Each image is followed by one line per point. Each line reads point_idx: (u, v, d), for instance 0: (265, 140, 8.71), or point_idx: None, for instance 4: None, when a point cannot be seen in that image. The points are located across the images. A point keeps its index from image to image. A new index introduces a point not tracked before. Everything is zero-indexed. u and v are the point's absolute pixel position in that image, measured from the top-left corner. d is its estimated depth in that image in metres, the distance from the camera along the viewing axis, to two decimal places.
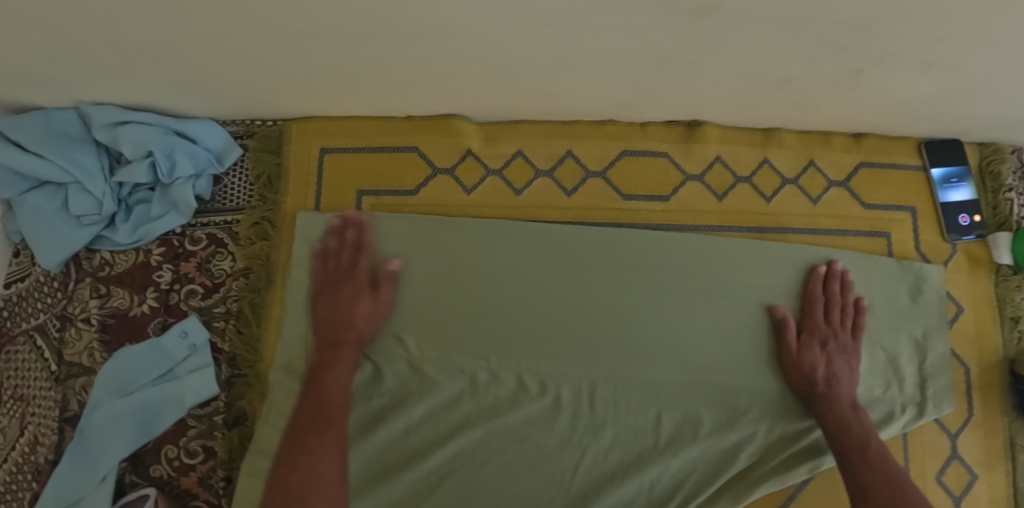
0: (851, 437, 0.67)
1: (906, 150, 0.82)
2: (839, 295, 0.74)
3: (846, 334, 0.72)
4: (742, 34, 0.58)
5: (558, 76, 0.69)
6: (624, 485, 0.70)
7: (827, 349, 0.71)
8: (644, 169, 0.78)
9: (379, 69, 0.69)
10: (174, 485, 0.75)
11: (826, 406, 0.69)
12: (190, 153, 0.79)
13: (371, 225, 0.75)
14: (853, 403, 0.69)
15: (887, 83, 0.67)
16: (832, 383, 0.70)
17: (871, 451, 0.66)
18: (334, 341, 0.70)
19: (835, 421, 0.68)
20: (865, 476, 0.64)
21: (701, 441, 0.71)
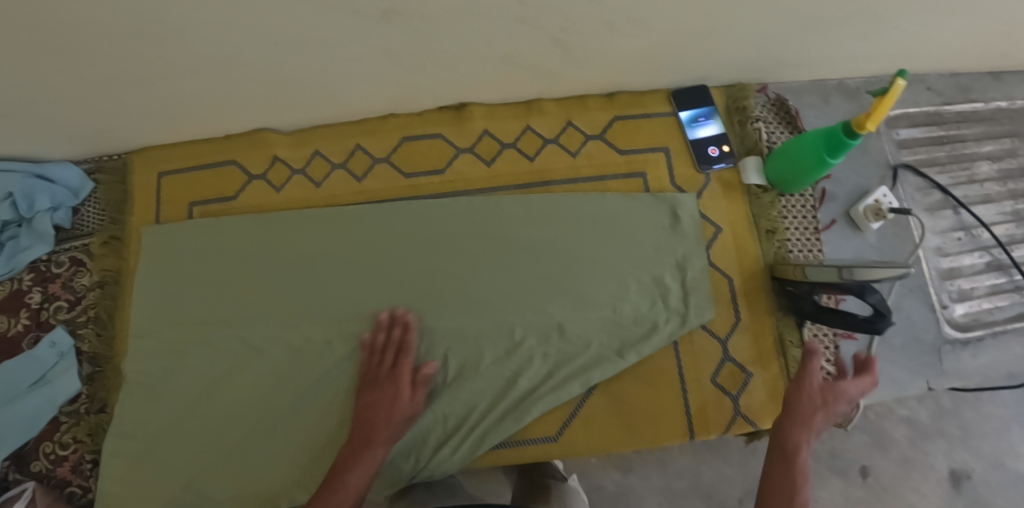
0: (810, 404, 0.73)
1: (657, 100, 0.93)
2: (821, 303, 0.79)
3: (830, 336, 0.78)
4: (433, 24, 0.71)
5: (322, 82, 0.82)
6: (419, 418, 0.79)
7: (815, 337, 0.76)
8: (423, 150, 0.91)
9: (180, 99, 0.83)
10: (50, 476, 0.86)
11: (795, 405, 0.73)
12: (49, 191, 0.92)
13: (417, 327, 0.82)
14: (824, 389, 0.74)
15: (594, 46, 0.79)
16: (835, 393, 0.74)
17: (802, 426, 0.71)
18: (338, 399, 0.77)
19: (808, 395, 0.73)
20: (796, 440, 0.71)
21: (485, 373, 0.81)
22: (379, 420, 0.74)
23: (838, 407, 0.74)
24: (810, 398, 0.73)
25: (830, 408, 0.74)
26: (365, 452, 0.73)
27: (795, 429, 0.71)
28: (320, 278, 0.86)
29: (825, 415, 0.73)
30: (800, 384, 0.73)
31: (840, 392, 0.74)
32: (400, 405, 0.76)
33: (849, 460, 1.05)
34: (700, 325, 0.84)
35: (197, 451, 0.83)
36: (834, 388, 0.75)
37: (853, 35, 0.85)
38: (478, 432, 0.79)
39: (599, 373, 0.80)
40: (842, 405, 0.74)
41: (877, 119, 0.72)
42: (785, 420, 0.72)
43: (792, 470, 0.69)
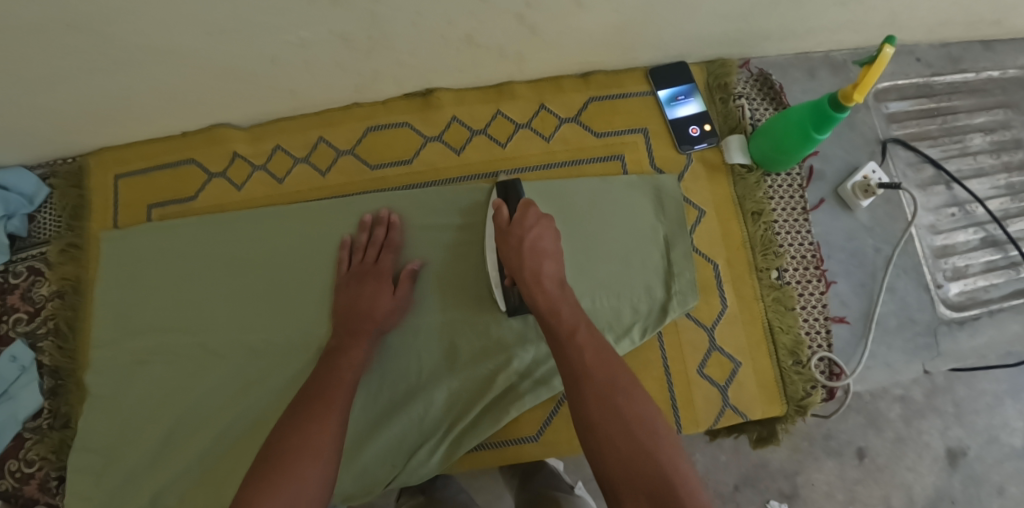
0: (579, 339, 0.64)
1: (635, 79, 0.88)
2: (528, 220, 0.74)
3: (551, 259, 0.72)
4: (385, 5, 0.66)
5: (275, 73, 0.78)
6: (359, 394, 0.77)
7: (533, 223, 0.74)
8: (388, 140, 0.85)
9: (124, 95, 0.78)
10: (17, 495, 0.84)
11: (516, 269, 0.71)
12: (3, 198, 0.88)
13: (401, 225, 0.81)
14: (533, 271, 0.70)
15: (560, 22, 0.75)
16: (516, 219, 0.74)
17: (591, 371, 0.61)
18: (353, 328, 0.73)
19: (546, 303, 0.68)
20: (586, 387, 0.60)
21: (424, 340, 0.79)
22: (366, 312, 0.74)
23: (539, 222, 0.74)
24: (505, 241, 0.73)
25: (532, 243, 0.72)
26: (352, 341, 0.73)
27: (591, 366, 0.62)
28: (286, 279, 0.83)
29: (535, 234, 0.73)
30: (534, 302, 0.68)
31: (519, 220, 0.74)
32: (382, 300, 0.75)
33: (843, 440, 1.01)
34: (684, 313, 0.81)
35: (161, 468, 0.79)
36: (517, 216, 0.74)
37: (834, 5, 0.79)
38: (456, 435, 0.76)
39: None
40: (529, 216, 0.74)
41: (864, 89, 0.67)
42: (556, 341, 0.65)
43: (603, 427, 0.58)
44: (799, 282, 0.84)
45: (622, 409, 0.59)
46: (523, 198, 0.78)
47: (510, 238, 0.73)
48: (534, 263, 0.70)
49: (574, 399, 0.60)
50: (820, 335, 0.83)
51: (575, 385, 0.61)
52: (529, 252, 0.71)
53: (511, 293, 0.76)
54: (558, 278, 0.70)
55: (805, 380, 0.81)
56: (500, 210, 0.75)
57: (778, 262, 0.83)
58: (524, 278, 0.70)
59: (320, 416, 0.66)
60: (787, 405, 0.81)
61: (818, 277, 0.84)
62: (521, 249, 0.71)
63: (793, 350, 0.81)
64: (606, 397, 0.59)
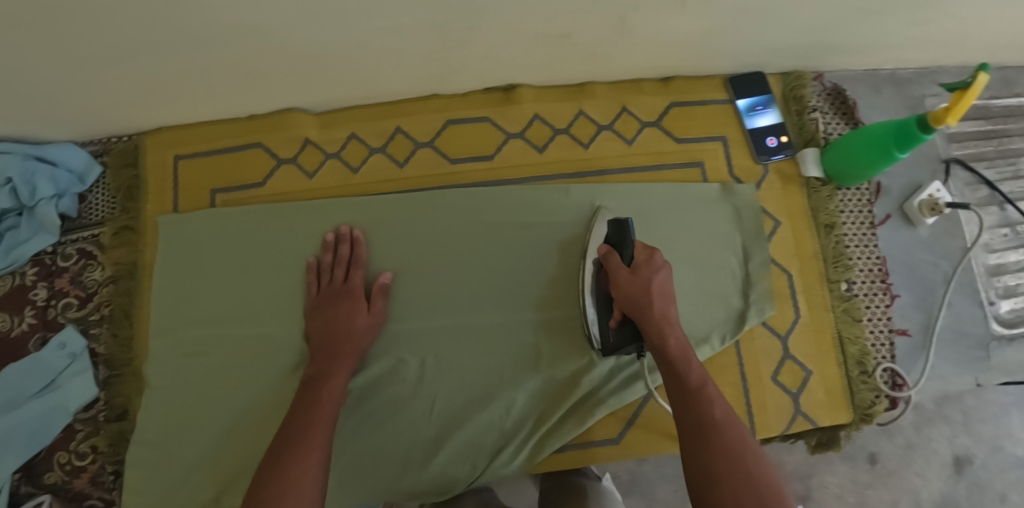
0: (705, 395, 0.58)
1: (714, 86, 0.88)
2: (648, 266, 0.67)
3: (671, 309, 0.65)
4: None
5: (359, 59, 0.75)
6: (442, 393, 0.77)
7: (637, 273, 0.67)
8: (468, 134, 0.84)
9: (197, 74, 0.75)
10: (66, 488, 0.81)
11: (637, 314, 0.64)
12: (51, 175, 0.85)
13: (366, 240, 0.80)
14: (665, 314, 0.64)
15: (656, 24, 0.74)
16: (642, 261, 0.68)
17: (721, 429, 0.56)
18: (334, 352, 0.71)
19: (678, 349, 0.62)
20: (722, 445, 0.55)
21: (506, 341, 0.78)
22: (345, 334, 0.72)
23: (667, 270, 0.67)
24: (630, 281, 0.66)
25: (661, 285, 0.66)
26: (333, 366, 0.70)
27: (718, 423, 0.56)
28: (361, 272, 0.81)
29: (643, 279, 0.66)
30: (661, 344, 0.62)
31: (641, 264, 0.67)
32: (359, 318, 0.73)
33: (857, 446, 1.04)
34: (759, 321, 0.82)
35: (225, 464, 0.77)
36: (640, 259, 0.68)
37: (909, 26, 0.81)
38: (540, 436, 0.76)
39: None
40: (655, 260, 0.67)
41: (957, 114, 0.67)
42: (682, 389, 0.59)
43: (731, 485, 0.52)
44: (866, 294, 0.86)
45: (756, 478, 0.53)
46: (638, 242, 0.70)
47: (637, 279, 0.66)
48: (655, 308, 0.64)
49: (695, 457, 0.55)
50: (885, 347, 0.85)
51: (702, 440, 0.55)
52: (646, 298, 0.65)
53: (609, 333, 0.71)
54: (682, 330, 0.64)
55: (871, 389, 0.83)
56: (614, 255, 0.69)
57: (848, 274, 0.85)
58: (648, 320, 0.63)
59: (300, 458, 0.60)
60: (853, 413, 0.82)
61: (883, 290, 0.86)
62: (650, 295, 0.65)
63: (860, 360, 0.83)
64: (738, 462, 0.54)
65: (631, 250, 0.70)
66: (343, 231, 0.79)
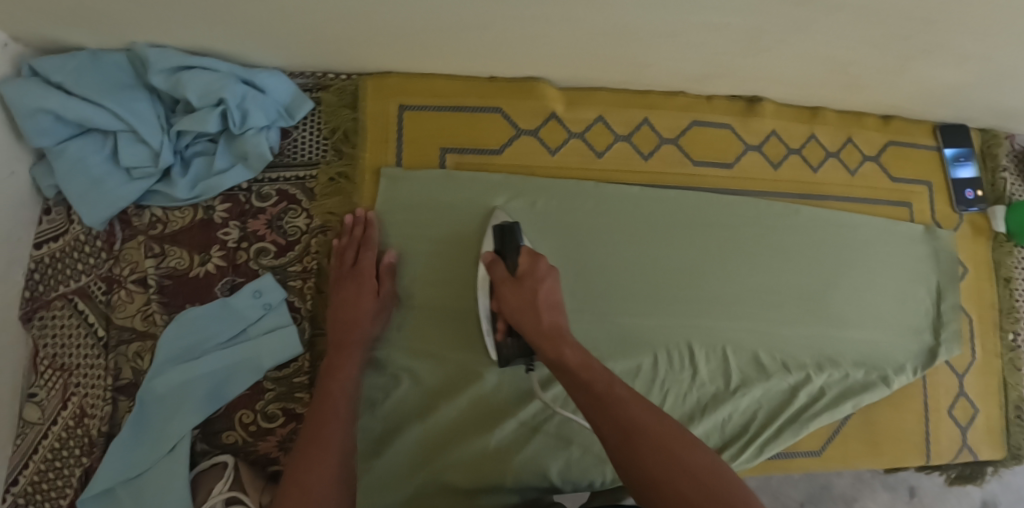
0: (608, 396, 0.58)
1: (924, 132, 0.91)
2: (542, 277, 0.68)
3: (563, 319, 0.67)
4: (825, 18, 0.66)
5: (645, 46, 0.73)
6: (671, 394, 0.78)
7: (529, 284, 0.67)
8: (711, 138, 0.84)
9: (480, 30, 0.70)
10: (249, 450, 0.76)
11: (529, 329, 0.65)
12: (262, 104, 0.77)
13: (378, 220, 0.76)
14: (558, 327, 0.65)
15: (931, 69, 0.77)
16: (528, 271, 0.68)
17: (645, 429, 0.55)
18: (341, 342, 0.69)
19: (576, 359, 0.61)
20: (648, 445, 0.54)
21: (736, 352, 0.81)
22: (349, 320, 0.70)
23: (550, 276, 0.68)
24: (516, 291, 0.67)
25: (546, 297, 0.67)
26: (340, 358, 0.68)
27: (635, 421, 0.55)
28: (598, 260, 0.79)
29: (528, 287, 0.67)
30: (558, 356, 0.62)
31: (523, 276, 0.68)
32: (366, 300, 0.71)
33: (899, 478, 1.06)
34: (945, 360, 0.87)
35: (443, 446, 0.73)
36: (524, 269, 0.69)
37: None
38: (758, 444, 0.79)
39: (871, 395, 0.83)
40: (540, 268, 0.68)
41: None
42: (590, 396, 0.58)
43: (670, 481, 0.52)
44: None
45: (692, 466, 0.53)
46: (522, 248, 0.71)
47: (522, 292, 0.67)
48: (545, 321, 0.65)
49: (629, 462, 0.54)
50: None
51: (627, 446, 0.54)
52: (520, 308, 0.66)
53: (500, 346, 0.72)
54: (572, 338, 0.64)
55: None
56: (495, 267, 0.70)
57: (1017, 325, 0.91)
58: (540, 340, 0.64)
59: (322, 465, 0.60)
60: (1006, 451, 0.90)
61: None
62: (537, 306, 0.66)
63: (1018, 404, 0.90)
64: (673, 454, 0.53)
65: (512, 257, 0.71)
66: (357, 216, 0.76)
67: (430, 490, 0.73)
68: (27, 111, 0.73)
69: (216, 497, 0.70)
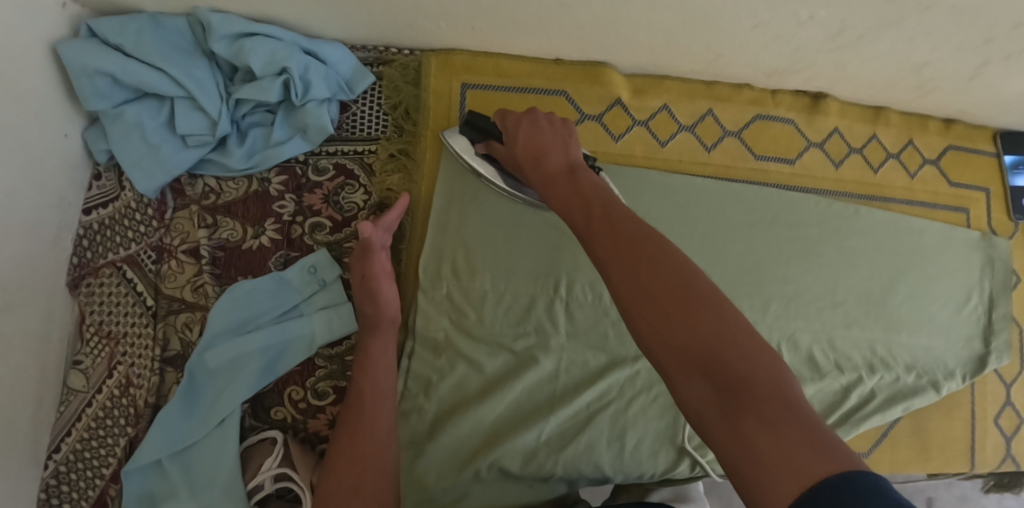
0: (605, 220, 0.50)
1: (986, 138, 0.90)
2: (517, 128, 0.65)
3: (562, 152, 0.61)
4: (917, 14, 0.64)
5: (724, 34, 0.71)
6: None
7: (516, 123, 0.65)
8: (774, 133, 0.84)
9: (560, 10, 0.68)
10: (299, 427, 0.75)
11: (532, 172, 0.62)
12: (325, 76, 0.75)
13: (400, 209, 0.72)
14: (539, 151, 0.61)
15: (1010, 74, 0.75)
16: (504, 117, 0.67)
17: (609, 221, 0.50)
18: (372, 329, 0.70)
19: (555, 162, 0.60)
20: (634, 284, 0.44)
21: (788, 350, 0.80)
22: (370, 318, 0.70)
23: (529, 118, 0.65)
24: (508, 141, 0.65)
25: (530, 133, 0.63)
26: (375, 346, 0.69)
27: (626, 261, 0.46)
28: None
29: (531, 122, 0.64)
30: (532, 167, 0.61)
31: (511, 121, 0.66)
32: (383, 299, 0.70)
33: (918, 486, 0.99)
34: (994, 368, 0.86)
35: (496, 431, 0.73)
36: (505, 122, 0.66)
37: None
38: None
39: (920, 399, 0.83)
40: (510, 118, 0.66)
41: None
42: (555, 177, 0.58)
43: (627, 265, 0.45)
44: None
45: (658, 268, 0.44)
46: (495, 119, 0.68)
47: (515, 135, 0.64)
48: (531, 153, 0.62)
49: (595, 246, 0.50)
50: None
51: (590, 226, 0.51)
52: (522, 152, 0.62)
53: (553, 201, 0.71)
54: (564, 165, 0.59)
55: None
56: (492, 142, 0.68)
57: None
58: (523, 167, 0.62)
59: (361, 458, 0.61)
60: None
61: None
62: (518, 131, 0.64)
63: None
64: (671, 293, 0.43)
65: (495, 124, 0.68)
66: (399, 203, 0.72)
67: (486, 478, 0.71)
68: (86, 72, 0.71)
69: (266, 473, 0.69)
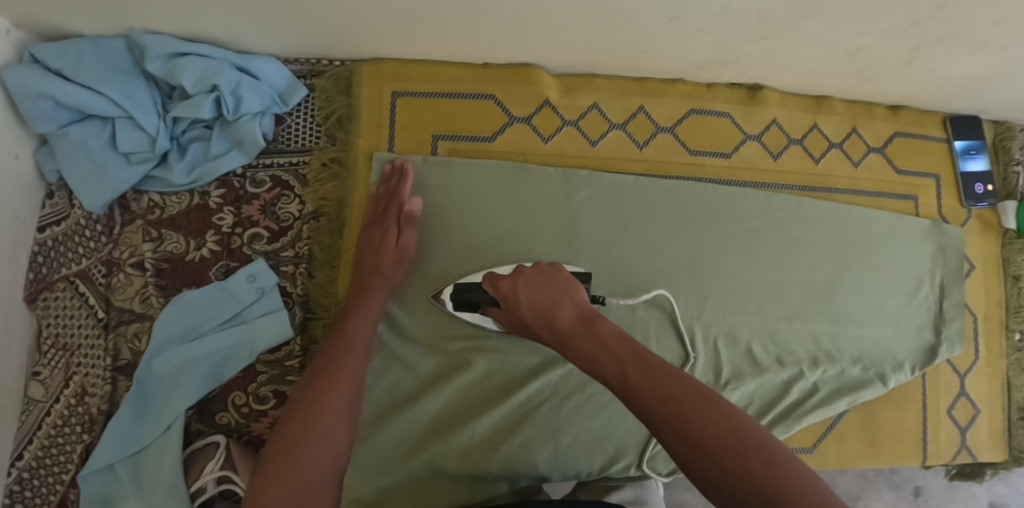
0: (634, 370, 0.49)
1: (935, 123, 0.88)
2: (523, 298, 0.62)
3: (567, 307, 0.58)
4: (832, 2, 0.63)
5: (643, 31, 0.71)
6: None
7: (513, 286, 0.64)
8: (708, 127, 0.83)
9: (474, 16, 0.69)
10: (242, 430, 0.78)
11: (544, 332, 0.59)
12: (257, 90, 0.78)
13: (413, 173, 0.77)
14: (546, 317, 0.59)
15: (946, 59, 0.73)
16: (500, 285, 0.65)
17: (642, 375, 0.49)
18: (360, 285, 0.72)
19: (566, 323, 0.57)
20: (697, 454, 0.44)
21: (728, 345, 0.80)
22: (371, 264, 0.73)
23: (519, 279, 0.64)
24: (512, 309, 0.63)
25: (531, 283, 0.63)
26: (360, 302, 0.71)
27: (688, 431, 0.45)
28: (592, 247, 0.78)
29: (527, 282, 0.63)
30: (557, 331, 0.57)
31: (507, 292, 0.64)
32: (387, 247, 0.73)
33: (905, 476, 0.98)
34: (946, 358, 0.85)
35: (429, 433, 0.74)
36: (506, 291, 0.64)
37: None
38: None
39: (867, 392, 0.82)
40: (501, 283, 0.65)
41: None
42: (564, 335, 0.56)
43: (681, 426, 0.45)
44: None
45: (705, 428, 0.45)
46: (486, 279, 0.69)
47: (521, 305, 0.61)
48: (557, 321, 0.57)
49: (642, 412, 0.48)
50: None
51: (627, 390, 0.49)
52: (530, 314, 0.60)
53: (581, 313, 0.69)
54: (582, 321, 0.56)
55: None
56: (494, 312, 0.68)
57: None
58: (541, 336, 0.59)
59: (307, 452, 0.61)
60: (1008, 455, 0.88)
61: None
62: (525, 297, 0.61)
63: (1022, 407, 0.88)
64: (726, 436, 0.44)
65: (485, 294, 0.70)
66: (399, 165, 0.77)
67: (421, 477, 0.73)
68: (29, 96, 0.74)
69: (207, 475, 0.72)
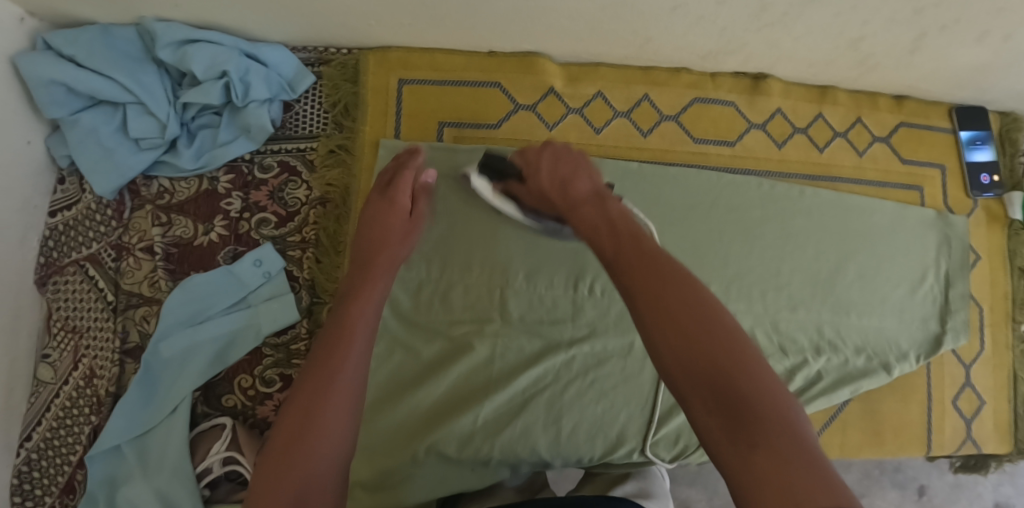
0: (632, 250, 0.46)
1: (940, 113, 0.88)
2: (547, 167, 0.59)
3: (582, 183, 0.56)
4: None
5: (647, 20, 0.71)
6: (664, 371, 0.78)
7: (547, 155, 0.60)
8: (712, 116, 0.83)
9: (479, 4, 0.70)
10: (248, 413, 0.79)
11: (555, 200, 0.57)
12: (265, 78, 0.79)
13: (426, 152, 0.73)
14: (562, 181, 0.57)
15: (951, 48, 0.73)
16: (528, 151, 0.62)
17: (637, 259, 0.45)
18: (364, 263, 0.62)
19: (585, 188, 0.55)
20: (673, 330, 0.41)
21: None
22: (377, 239, 0.64)
23: (546, 150, 0.61)
24: (536, 174, 0.60)
25: (555, 160, 0.59)
26: (364, 276, 0.61)
27: (663, 312, 0.42)
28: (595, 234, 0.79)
29: (553, 156, 0.59)
30: (563, 196, 0.56)
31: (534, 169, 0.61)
32: (395, 226, 0.65)
33: (909, 475, 0.98)
34: (950, 348, 0.85)
35: (432, 416, 0.75)
36: (525, 161, 0.63)
37: None
38: None
39: (871, 381, 0.82)
40: (531, 150, 0.62)
41: None
42: (571, 204, 0.54)
43: (660, 305, 0.42)
44: None
45: (684, 313, 0.41)
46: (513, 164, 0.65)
47: (545, 166, 0.59)
48: (570, 187, 0.56)
49: (629, 286, 0.44)
50: None
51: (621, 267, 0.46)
52: (550, 185, 0.58)
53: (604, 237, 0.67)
54: (592, 197, 0.54)
55: None
56: (516, 189, 0.65)
57: None
58: (552, 197, 0.57)
59: (311, 450, 0.51)
60: (1013, 448, 0.87)
61: None
62: (543, 158, 0.60)
63: None
64: (707, 334, 0.40)
65: (516, 165, 0.65)
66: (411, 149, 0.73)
67: (424, 461, 0.73)
68: (42, 82, 0.75)
69: (214, 456, 0.73)
